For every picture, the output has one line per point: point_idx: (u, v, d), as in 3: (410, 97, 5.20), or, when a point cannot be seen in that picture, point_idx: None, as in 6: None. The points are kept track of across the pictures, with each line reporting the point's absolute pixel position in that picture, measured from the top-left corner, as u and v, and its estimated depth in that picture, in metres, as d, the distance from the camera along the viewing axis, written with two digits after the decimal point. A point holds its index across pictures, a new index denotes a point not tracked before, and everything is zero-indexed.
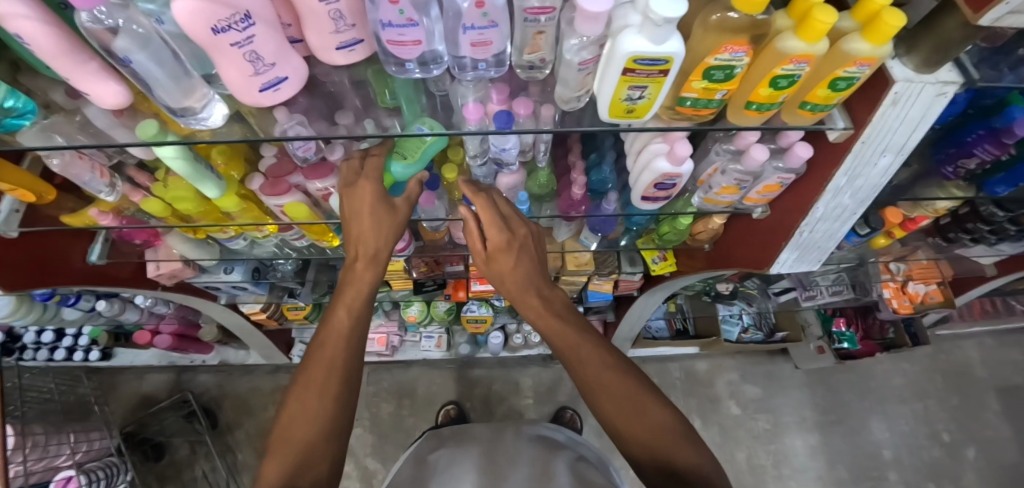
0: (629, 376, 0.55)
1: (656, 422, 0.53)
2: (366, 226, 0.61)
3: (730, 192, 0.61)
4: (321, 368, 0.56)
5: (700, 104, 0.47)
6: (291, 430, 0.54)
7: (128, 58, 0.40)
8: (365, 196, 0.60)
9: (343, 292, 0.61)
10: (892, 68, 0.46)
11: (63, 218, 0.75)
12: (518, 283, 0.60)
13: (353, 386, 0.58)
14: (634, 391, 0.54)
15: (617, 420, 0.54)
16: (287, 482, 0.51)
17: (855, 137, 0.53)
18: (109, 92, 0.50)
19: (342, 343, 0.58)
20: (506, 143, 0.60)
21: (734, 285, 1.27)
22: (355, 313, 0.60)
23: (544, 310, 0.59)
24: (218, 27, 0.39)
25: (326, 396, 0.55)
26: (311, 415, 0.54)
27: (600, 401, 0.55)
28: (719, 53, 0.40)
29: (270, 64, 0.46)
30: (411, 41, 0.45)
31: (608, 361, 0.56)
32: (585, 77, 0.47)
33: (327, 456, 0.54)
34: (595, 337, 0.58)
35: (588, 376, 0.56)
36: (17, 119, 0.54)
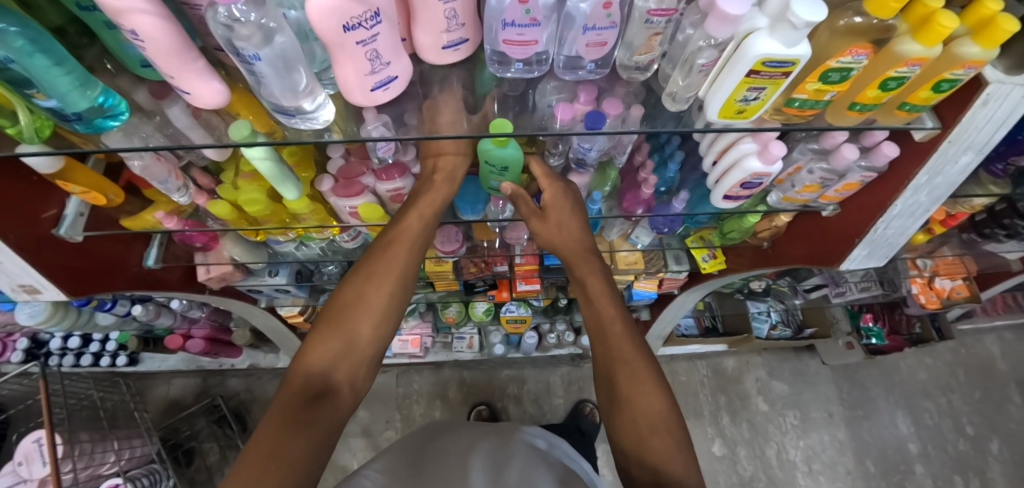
0: (652, 394, 0.57)
1: (665, 450, 0.53)
2: (444, 159, 0.64)
3: (812, 190, 0.64)
4: (384, 267, 0.60)
5: (808, 104, 0.49)
6: (346, 312, 0.57)
7: (256, 55, 0.38)
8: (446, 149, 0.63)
9: (417, 199, 0.64)
10: (986, 70, 0.46)
11: (123, 221, 0.74)
12: (568, 242, 0.67)
13: (406, 291, 0.62)
14: (652, 411, 0.56)
15: (630, 445, 0.55)
16: (328, 366, 0.54)
17: (943, 136, 0.53)
18: (210, 91, 0.48)
19: (406, 246, 0.62)
20: (592, 144, 0.62)
21: (767, 283, 1.31)
22: (423, 222, 0.64)
23: (593, 272, 0.66)
24: (349, 24, 0.38)
25: (381, 293, 0.59)
26: (368, 312, 0.58)
27: (622, 418, 0.57)
28: (842, 56, 0.41)
29: (386, 62, 0.46)
30: (529, 41, 0.45)
31: (642, 372, 0.59)
32: (699, 79, 0.48)
33: (370, 349, 0.57)
34: (637, 346, 0.61)
35: (619, 378, 0.59)
36: (108, 120, 0.53)
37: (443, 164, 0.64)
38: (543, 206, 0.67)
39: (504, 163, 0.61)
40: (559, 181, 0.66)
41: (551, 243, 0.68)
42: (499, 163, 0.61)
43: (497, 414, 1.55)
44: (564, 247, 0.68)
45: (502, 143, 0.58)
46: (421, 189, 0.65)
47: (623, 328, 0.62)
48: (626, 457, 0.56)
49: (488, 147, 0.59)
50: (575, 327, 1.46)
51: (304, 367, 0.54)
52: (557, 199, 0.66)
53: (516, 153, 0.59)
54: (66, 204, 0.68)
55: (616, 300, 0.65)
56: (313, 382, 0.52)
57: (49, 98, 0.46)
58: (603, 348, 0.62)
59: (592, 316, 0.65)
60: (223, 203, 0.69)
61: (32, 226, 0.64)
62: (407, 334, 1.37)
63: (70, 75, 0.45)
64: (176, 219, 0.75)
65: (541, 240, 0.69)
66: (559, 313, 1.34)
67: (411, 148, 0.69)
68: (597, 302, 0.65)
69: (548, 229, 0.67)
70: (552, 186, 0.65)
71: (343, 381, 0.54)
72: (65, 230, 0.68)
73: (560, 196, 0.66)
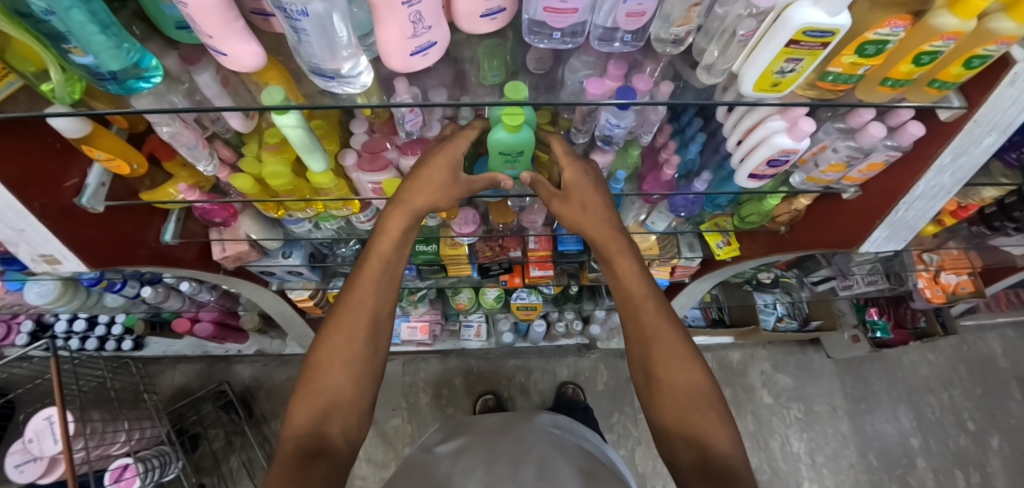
0: (689, 370, 0.59)
1: (707, 424, 0.56)
2: (428, 190, 0.63)
3: (836, 170, 0.64)
4: (351, 316, 0.60)
5: (841, 79, 0.49)
6: (316, 374, 0.58)
7: (305, 10, 0.38)
8: (444, 157, 0.62)
9: (377, 240, 0.64)
10: (1015, 49, 0.48)
11: (140, 194, 0.72)
12: (600, 221, 0.67)
13: (380, 336, 0.63)
14: (690, 386, 0.58)
15: (674, 424, 0.58)
16: (318, 424, 0.55)
17: (967, 117, 0.54)
18: (247, 53, 0.49)
19: (372, 292, 0.62)
20: (621, 119, 0.61)
21: (774, 274, 1.32)
22: (386, 262, 0.64)
23: (616, 249, 0.67)
24: None
25: (353, 345, 0.59)
26: (343, 363, 0.58)
27: (660, 396, 0.60)
28: (880, 28, 0.42)
29: (428, 26, 0.46)
30: (570, 8, 0.45)
31: (678, 349, 0.60)
32: (736, 50, 0.49)
33: (354, 401, 0.58)
34: (670, 320, 0.62)
35: (655, 354, 0.61)
36: (141, 81, 0.53)
37: (433, 176, 0.62)
38: (563, 189, 0.66)
39: (521, 147, 0.57)
40: (579, 160, 0.65)
41: (574, 222, 0.69)
42: (517, 149, 0.58)
43: (503, 403, 1.55)
44: (594, 232, 0.68)
45: (516, 128, 0.54)
46: (381, 227, 0.65)
47: (656, 305, 0.63)
48: (667, 428, 0.59)
49: (501, 136, 0.55)
50: (583, 316, 1.46)
51: (293, 434, 0.54)
52: (577, 180, 0.65)
53: (530, 137, 0.56)
54: (88, 173, 0.68)
55: (648, 279, 0.65)
56: (305, 447, 0.53)
57: (86, 54, 0.45)
58: (636, 323, 0.63)
59: (622, 294, 0.66)
60: (246, 176, 0.69)
61: (55, 194, 0.63)
62: (416, 320, 1.36)
63: (108, 31, 0.44)
64: (196, 192, 0.74)
65: (563, 219, 0.69)
66: (569, 302, 1.34)
67: (433, 124, 0.69)
68: (626, 281, 0.65)
69: (571, 209, 0.67)
70: (571, 165, 0.64)
71: (335, 441, 0.55)
72: (87, 200, 0.68)
73: (580, 179, 0.65)
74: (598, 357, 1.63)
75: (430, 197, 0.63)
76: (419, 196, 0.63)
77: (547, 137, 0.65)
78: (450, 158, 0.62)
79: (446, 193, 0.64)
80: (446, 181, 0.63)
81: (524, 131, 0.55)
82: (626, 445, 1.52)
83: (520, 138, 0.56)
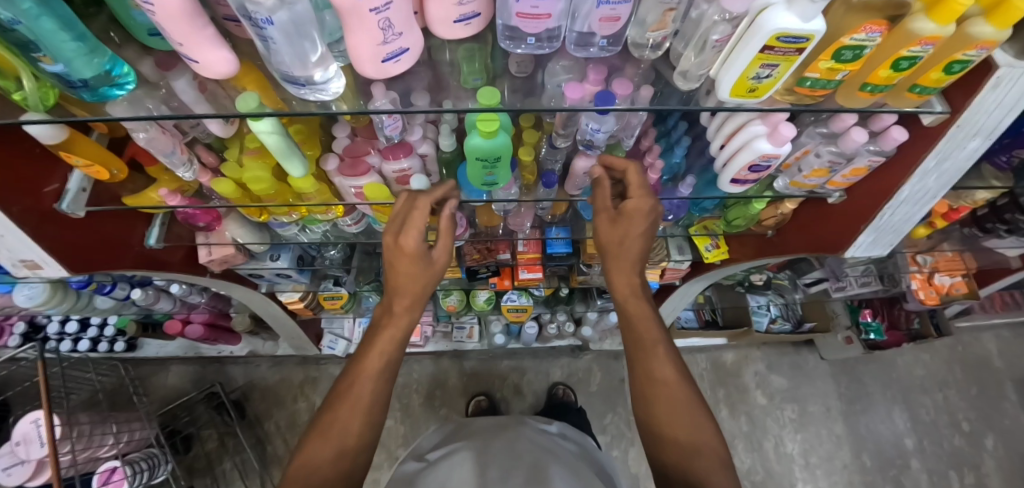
0: (693, 419, 0.58)
1: (707, 473, 0.55)
2: (404, 269, 0.63)
3: (819, 175, 0.63)
4: (347, 412, 0.59)
5: (819, 84, 0.48)
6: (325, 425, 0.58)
7: (269, 20, 0.38)
8: (408, 246, 0.61)
9: (376, 334, 0.64)
10: (996, 54, 0.48)
11: (124, 199, 0.73)
12: (623, 263, 0.66)
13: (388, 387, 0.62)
14: (692, 435, 0.58)
15: (674, 468, 0.57)
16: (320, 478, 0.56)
17: (951, 121, 0.54)
18: (219, 59, 0.48)
19: (370, 386, 0.60)
20: (602, 124, 0.61)
21: (767, 276, 1.31)
22: (386, 359, 0.62)
23: (629, 291, 0.66)
24: None
25: (346, 439, 0.58)
26: (335, 445, 0.57)
27: (664, 437, 0.59)
28: (856, 33, 0.41)
29: (399, 33, 0.45)
30: (543, 14, 0.44)
31: (680, 395, 0.60)
32: (712, 55, 0.48)
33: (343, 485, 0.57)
34: (676, 367, 0.61)
35: (656, 403, 0.60)
36: (114, 89, 0.52)
37: (406, 258, 0.62)
38: (619, 210, 0.64)
39: (496, 154, 0.55)
40: (651, 195, 0.63)
41: (605, 250, 0.67)
42: (493, 157, 0.56)
43: (496, 405, 1.55)
44: (614, 274, 0.67)
45: (491, 134, 0.53)
46: (379, 326, 0.65)
47: (665, 350, 0.63)
48: (669, 472, 0.57)
49: (476, 141, 0.53)
50: (575, 318, 1.45)
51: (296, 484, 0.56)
52: (639, 209, 0.63)
53: (507, 141, 0.55)
54: (69, 179, 0.68)
55: (660, 327, 0.65)
56: None
57: (55, 62, 0.44)
58: (644, 369, 0.63)
59: (632, 335, 0.66)
60: (227, 181, 0.69)
61: (34, 198, 0.63)
62: None
63: (79, 39, 0.44)
64: (179, 197, 0.73)
65: (603, 239, 0.67)
66: (561, 303, 1.35)
67: (416, 128, 0.68)
68: (637, 322, 0.65)
69: (614, 234, 0.65)
70: (641, 196, 0.62)
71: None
72: (67, 205, 0.67)
73: (644, 208, 0.63)
74: (592, 358, 1.62)
75: (412, 278, 0.63)
76: (402, 272, 0.63)
77: (627, 164, 0.63)
78: (411, 244, 0.62)
79: (422, 281, 0.64)
80: (414, 271, 0.63)
81: (501, 136, 0.54)
82: (619, 446, 1.51)
83: (497, 144, 0.54)
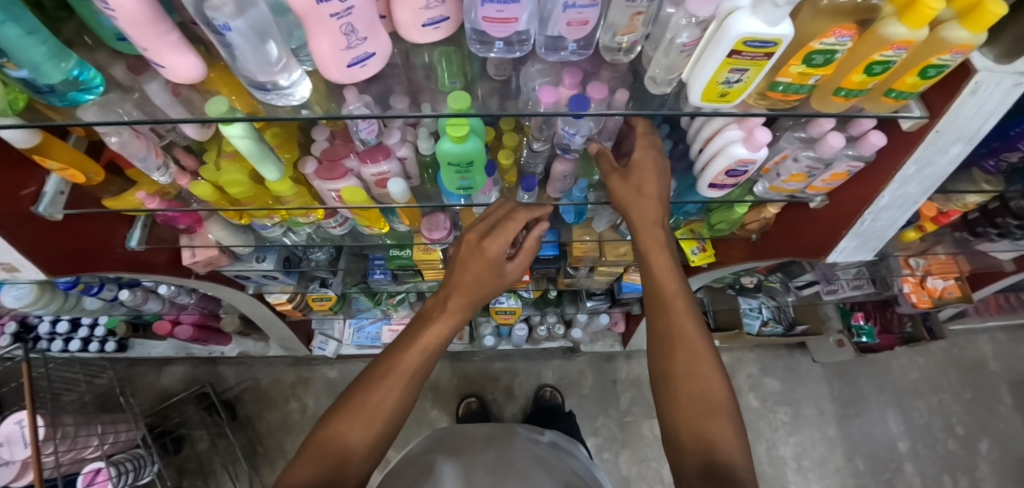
0: (710, 377, 0.56)
1: (719, 433, 0.53)
2: (471, 271, 0.64)
3: (798, 180, 0.62)
4: (380, 398, 0.56)
5: (792, 88, 0.48)
6: (360, 393, 0.57)
7: (226, 26, 0.37)
8: (487, 254, 0.64)
9: (424, 327, 0.62)
10: (974, 58, 0.47)
11: (105, 202, 0.71)
12: (648, 224, 0.63)
13: (430, 364, 0.61)
14: (707, 393, 0.55)
15: (685, 427, 0.54)
16: (343, 449, 0.54)
17: (930, 126, 0.53)
18: (185, 64, 0.48)
19: (409, 373, 0.58)
20: (576, 128, 0.61)
21: (758, 278, 1.30)
22: (428, 352, 0.60)
23: (655, 244, 0.63)
24: None
25: (376, 423, 0.55)
26: (365, 420, 0.55)
27: (677, 398, 0.56)
28: (826, 37, 0.41)
29: (363, 38, 0.45)
30: (509, 18, 0.44)
31: (700, 351, 0.58)
32: (682, 60, 0.47)
33: (368, 464, 0.55)
34: (696, 323, 0.59)
35: (676, 357, 0.58)
36: (83, 93, 0.52)
37: (482, 263, 0.64)
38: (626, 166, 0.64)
39: (468, 158, 0.55)
40: (654, 147, 0.64)
41: (626, 205, 0.64)
42: (466, 162, 0.56)
43: (487, 406, 1.54)
44: (639, 230, 0.64)
45: (462, 139, 0.52)
46: (431, 319, 0.63)
47: (685, 305, 0.60)
48: (677, 430, 0.55)
49: (448, 146, 0.53)
50: (566, 320, 1.45)
51: (322, 444, 0.54)
52: (645, 161, 0.63)
53: (479, 145, 0.54)
54: (46, 182, 0.67)
55: (689, 297, 0.61)
56: (331, 463, 0.53)
57: (20, 69, 0.44)
58: (663, 324, 0.60)
59: (652, 287, 0.63)
60: (206, 184, 0.69)
61: (13, 201, 0.62)
62: (396, 323, 1.41)
63: (44, 45, 0.44)
64: (158, 200, 0.74)
65: (617, 196, 0.65)
66: (550, 305, 1.35)
67: (393, 131, 0.68)
68: (660, 277, 0.62)
69: (628, 189, 0.64)
70: (643, 146, 0.64)
71: (357, 456, 0.54)
72: (45, 208, 0.67)
73: (649, 160, 0.64)
74: (584, 360, 1.62)
75: (476, 285, 0.64)
76: (466, 276, 0.64)
77: (632, 121, 0.66)
78: (492, 251, 0.64)
79: (490, 284, 0.65)
80: (485, 275, 0.64)
81: (473, 141, 0.53)
82: (611, 448, 1.51)
83: (469, 149, 0.54)
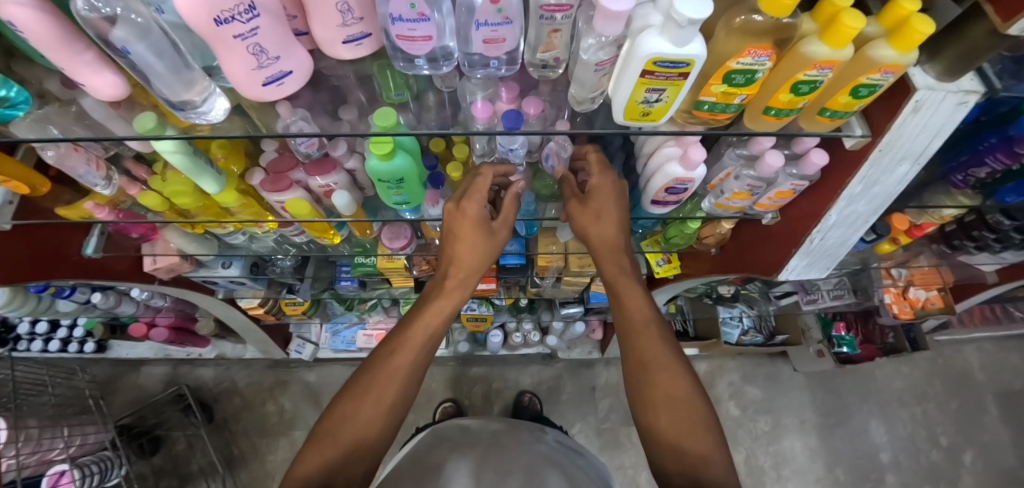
0: (689, 399, 0.57)
1: (703, 450, 0.53)
2: (464, 244, 0.65)
3: (741, 198, 0.61)
4: (385, 378, 0.58)
5: (717, 108, 0.46)
6: (366, 377, 0.58)
7: (126, 49, 0.39)
8: (469, 218, 0.63)
9: (424, 308, 0.64)
10: (913, 75, 0.46)
11: (57, 211, 0.72)
12: (608, 248, 0.66)
13: (430, 351, 0.63)
14: (689, 413, 0.56)
15: (669, 446, 0.55)
16: (351, 436, 0.55)
17: (873, 145, 0.52)
18: (104, 83, 0.48)
19: (413, 353, 0.60)
20: (513, 144, 0.60)
21: (735, 288, 1.26)
22: (431, 331, 0.63)
23: (619, 272, 0.65)
24: (221, 18, 0.38)
25: (383, 401, 0.57)
26: (372, 404, 0.56)
27: (658, 418, 0.56)
28: (742, 57, 0.39)
29: (275, 57, 0.44)
30: (423, 36, 0.44)
31: (678, 376, 0.58)
32: (600, 78, 0.46)
33: (375, 450, 0.56)
34: (669, 348, 0.60)
35: (654, 380, 0.58)
36: (10, 110, 0.52)
37: (472, 231, 0.64)
38: (585, 191, 0.65)
39: (396, 176, 0.55)
40: (610, 172, 0.64)
41: (584, 229, 0.66)
42: (400, 178, 0.56)
43: (464, 411, 1.54)
44: (601, 258, 0.66)
45: (388, 157, 0.53)
46: (431, 298, 0.65)
47: (659, 331, 0.61)
48: (659, 448, 0.56)
49: (374, 164, 0.54)
50: (542, 327, 1.44)
51: (334, 428, 0.56)
52: (603, 187, 0.63)
53: (407, 163, 0.54)
54: None
55: (655, 312, 0.63)
56: (345, 448, 0.55)
57: None
58: (637, 351, 0.61)
59: (622, 317, 0.64)
60: (154, 195, 0.68)
61: None
62: (371, 328, 1.41)
63: None
64: (108, 209, 0.74)
65: (576, 221, 0.66)
66: (524, 312, 1.34)
67: (340, 143, 0.65)
68: (629, 304, 0.64)
69: (585, 213, 0.65)
70: (601, 172, 0.63)
71: (367, 445, 0.56)
72: None
73: (607, 185, 0.64)
74: (562, 366, 1.61)
75: (473, 253, 0.65)
76: (461, 249, 0.65)
77: (583, 147, 0.65)
78: (475, 213, 0.63)
79: (484, 249, 0.65)
80: (475, 240, 0.64)
81: (400, 158, 0.54)
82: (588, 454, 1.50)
83: (398, 166, 0.54)
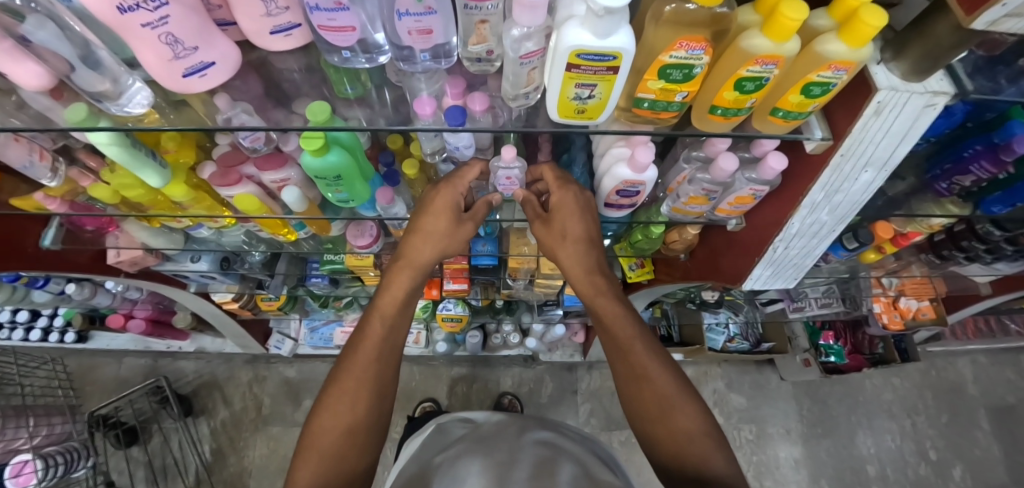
0: (684, 408, 0.55)
1: (703, 452, 0.52)
2: (427, 237, 0.63)
3: (699, 202, 0.59)
4: (354, 380, 0.56)
5: (658, 105, 0.44)
6: (341, 380, 0.56)
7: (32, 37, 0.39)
8: (443, 199, 0.62)
9: (381, 298, 0.62)
10: (875, 74, 0.42)
11: (10, 201, 0.71)
12: (581, 267, 0.65)
13: (396, 343, 0.61)
14: (683, 420, 0.54)
15: (671, 457, 0.54)
16: (339, 443, 0.53)
17: (834, 149, 0.49)
18: (28, 73, 0.42)
19: (377, 346, 0.58)
20: (460, 142, 0.58)
21: (719, 294, 1.21)
22: (389, 321, 0.60)
23: (594, 291, 0.65)
24: (123, 6, 0.36)
25: (357, 409, 0.55)
26: (348, 408, 0.54)
27: (659, 423, 0.55)
28: (675, 50, 0.36)
29: (192, 48, 0.42)
30: (345, 27, 0.41)
31: (668, 386, 0.57)
32: (531, 73, 0.43)
33: (361, 458, 0.54)
34: (663, 361, 0.59)
35: (642, 393, 0.57)
36: None
37: (435, 221, 0.63)
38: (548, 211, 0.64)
39: (333, 172, 0.56)
40: (570, 185, 0.62)
41: (553, 250, 0.66)
42: (339, 173, 0.56)
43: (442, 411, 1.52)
44: (576, 280, 0.66)
45: (321, 152, 0.53)
46: (386, 285, 0.63)
47: (644, 347, 0.60)
48: (662, 451, 0.55)
49: (309, 161, 0.54)
50: (522, 328, 1.42)
51: (320, 432, 0.53)
52: (564, 204, 0.62)
53: (342, 159, 0.54)
54: None
55: (634, 319, 0.62)
56: (328, 456, 0.52)
57: None
58: (628, 367, 0.60)
59: (608, 337, 0.63)
60: (104, 187, 0.68)
61: None
62: (349, 325, 1.41)
63: None
64: (59, 200, 0.72)
65: (544, 242, 0.66)
66: (502, 313, 1.32)
67: (290, 138, 0.62)
68: (612, 326, 0.62)
69: (552, 235, 0.65)
70: (559, 188, 0.62)
71: (353, 455, 0.53)
72: None
73: (569, 200, 0.62)
74: (544, 368, 1.59)
75: (433, 243, 0.64)
76: (422, 248, 0.64)
77: (537, 167, 0.63)
78: (449, 199, 0.62)
79: (452, 237, 0.64)
80: (444, 228, 0.63)
81: (333, 153, 0.54)
82: None
83: (332, 161, 0.54)
